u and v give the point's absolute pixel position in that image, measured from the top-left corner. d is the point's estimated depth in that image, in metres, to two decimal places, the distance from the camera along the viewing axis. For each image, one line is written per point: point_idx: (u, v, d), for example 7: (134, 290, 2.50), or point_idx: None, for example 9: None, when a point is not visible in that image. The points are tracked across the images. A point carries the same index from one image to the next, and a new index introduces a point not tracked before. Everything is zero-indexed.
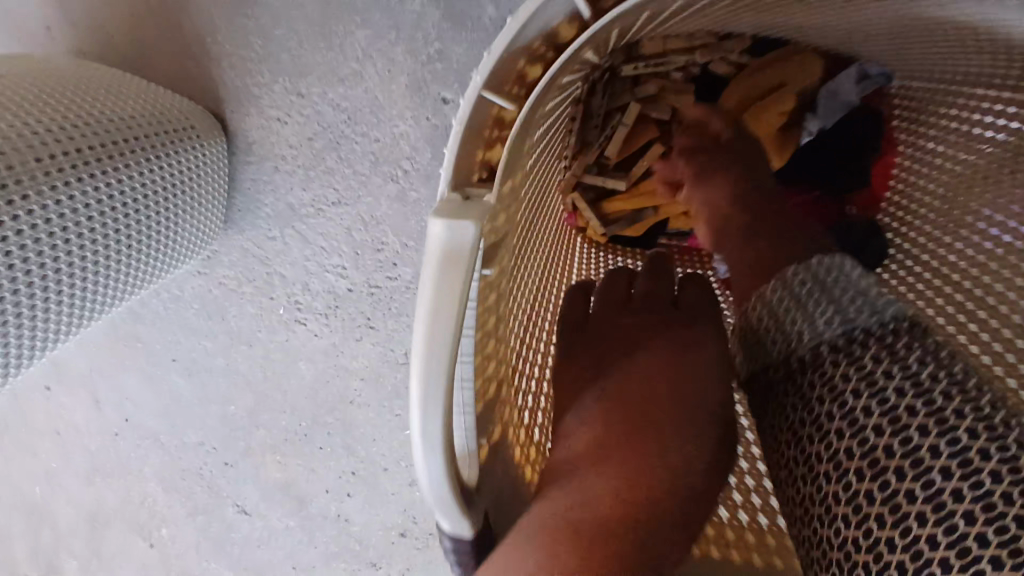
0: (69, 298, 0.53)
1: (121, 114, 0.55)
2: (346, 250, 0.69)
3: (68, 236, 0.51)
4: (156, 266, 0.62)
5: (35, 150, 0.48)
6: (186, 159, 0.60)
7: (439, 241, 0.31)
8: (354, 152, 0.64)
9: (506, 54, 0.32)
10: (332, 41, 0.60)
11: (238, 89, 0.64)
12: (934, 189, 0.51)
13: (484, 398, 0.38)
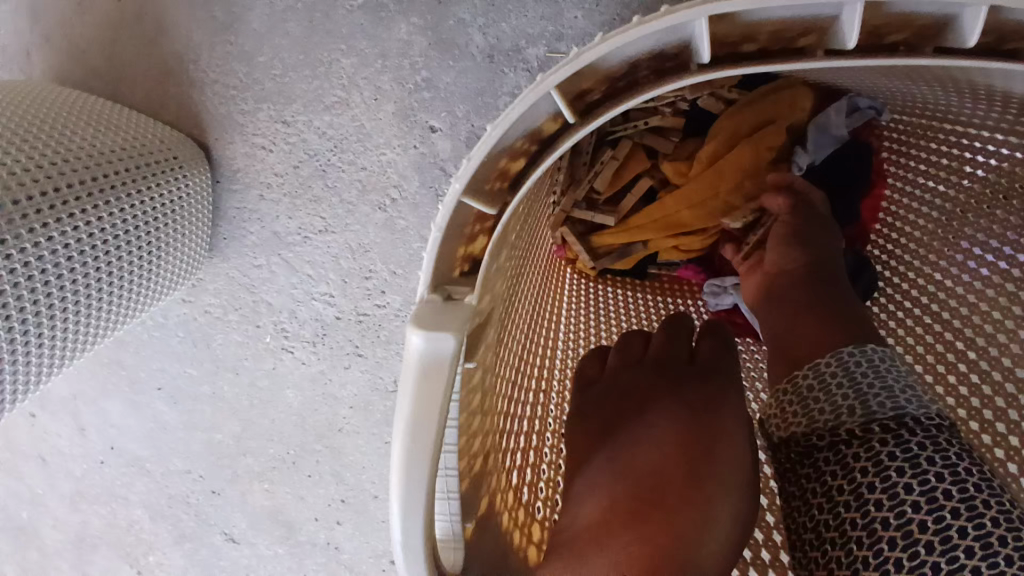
0: (50, 340, 0.51)
1: (101, 148, 0.54)
2: (333, 278, 0.68)
3: (49, 278, 0.48)
4: (139, 299, 0.61)
5: (13, 191, 0.46)
6: (171, 190, 0.59)
7: (417, 353, 0.29)
8: (341, 180, 0.63)
9: (487, 156, 0.30)
10: (318, 69, 0.59)
11: (222, 116, 0.62)
12: (924, 224, 0.50)
13: (468, 457, 0.37)
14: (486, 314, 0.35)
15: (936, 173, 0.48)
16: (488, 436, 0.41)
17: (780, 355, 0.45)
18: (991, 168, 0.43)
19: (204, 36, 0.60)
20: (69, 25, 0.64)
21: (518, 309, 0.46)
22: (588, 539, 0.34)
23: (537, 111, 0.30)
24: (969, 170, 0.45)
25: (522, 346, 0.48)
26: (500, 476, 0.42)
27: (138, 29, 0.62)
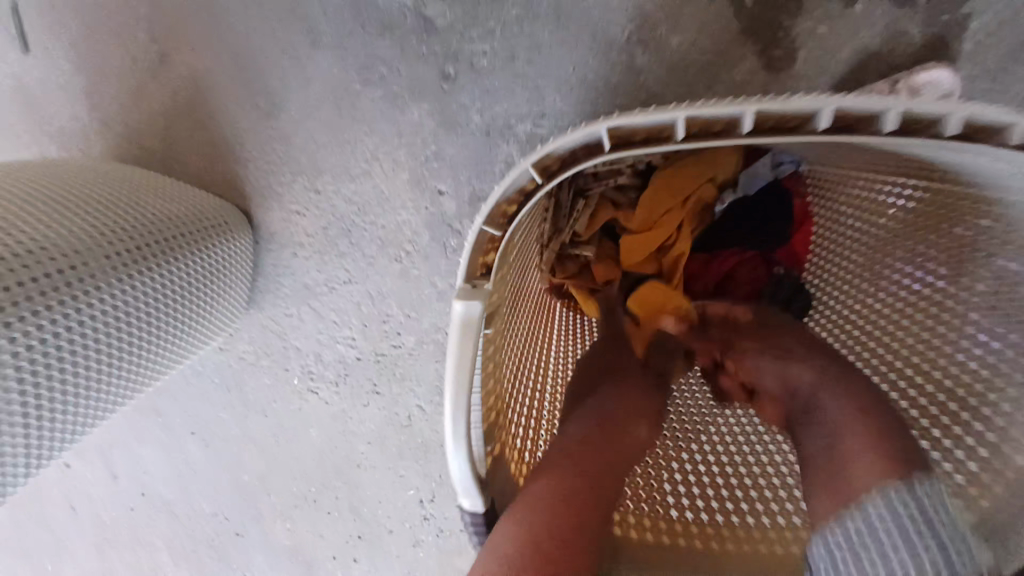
0: (112, 376, 0.60)
1: (170, 215, 0.65)
2: (354, 323, 0.77)
3: (121, 322, 0.58)
4: (186, 346, 0.70)
5: (101, 248, 0.56)
6: (226, 243, 0.71)
7: (459, 315, 0.42)
8: (364, 237, 0.73)
9: (500, 197, 0.42)
10: (345, 147, 0.70)
11: (263, 188, 0.74)
12: (849, 255, 0.61)
13: (488, 413, 0.49)
14: (496, 308, 0.47)
15: (857, 213, 0.58)
16: (502, 402, 0.52)
17: (827, 479, 0.48)
18: (903, 209, 0.53)
19: (249, 123, 0.72)
20: (133, 116, 0.76)
21: (514, 329, 0.55)
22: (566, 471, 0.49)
23: (521, 176, 0.42)
24: (883, 213, 0.56)
25: (520, 358, 0.57)
26: (509, 435, 0.53)
27: (193, 117, 0.74)
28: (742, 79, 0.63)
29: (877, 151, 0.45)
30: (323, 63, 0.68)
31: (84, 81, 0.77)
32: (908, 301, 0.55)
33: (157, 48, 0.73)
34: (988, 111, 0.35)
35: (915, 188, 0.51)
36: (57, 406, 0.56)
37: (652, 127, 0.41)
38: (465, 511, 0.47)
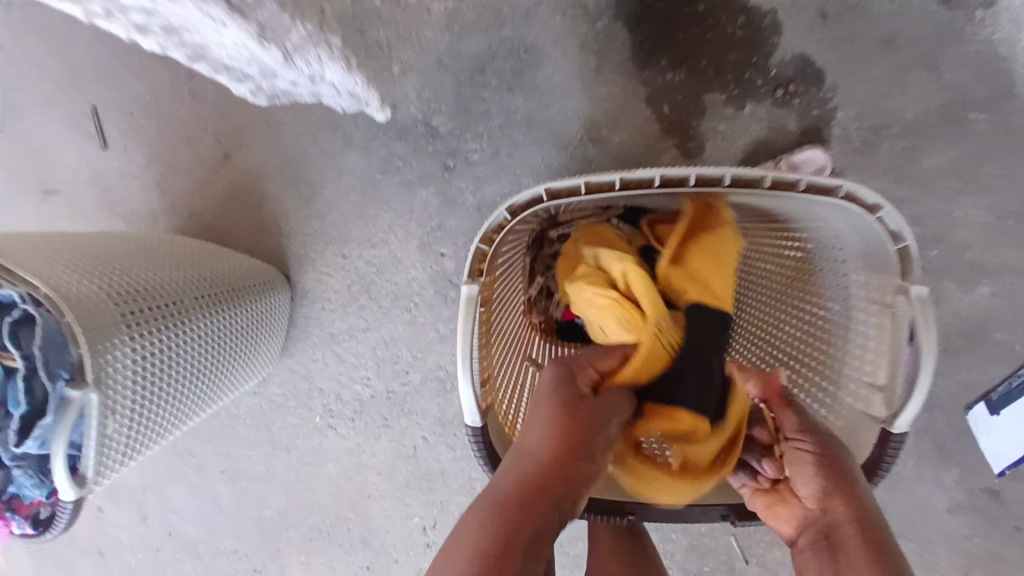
0: (176, 401, 0.64)
1: (218, 271, 0.75)
2: (371, 364, 0.93)
3: (198, 347, 0.65)
4: (223, 387, 0.76)
5: (186, 281, 0.66)
6: (252, 306, 0.79)
7: (466, 290, 0.61)
8: (380, 292, 0.91)
9: (491, 226, 0.61)
10: (368, 222, 0.90)
11: (301, 255, 0.91)
12: (760, 292, 0.72)
13: (484, 375, 0.65)
14: (487, 300, 0.65)
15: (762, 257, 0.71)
16: (494, 378, 0.67)
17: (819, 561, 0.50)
18: (796, 250, 0.68)
19: (292, 205, 0.91)
20: (198, 201, 0.93)
21: (503, 334, 0.70)
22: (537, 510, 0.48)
23: (495, 218, 0.60)
24: (781, 253, 0.70)
25: (509, 360, 0.71)
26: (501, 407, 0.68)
27: (245, 199, 0.92)
28: (668, 164, 0.85)
29: (737, 204, 0.64)
30: (354, 160, 0.89)
31: (156, 174, 0.94)
32: (807, 323, 0.69)
33: (222, 148, 0.91)
34: (747, 172, 0.55)
35: (801, 234, 0.66)
36: (137, 422, 0.57)
37: (570, 189, 0.59)
38: (471, 429, 0.64)
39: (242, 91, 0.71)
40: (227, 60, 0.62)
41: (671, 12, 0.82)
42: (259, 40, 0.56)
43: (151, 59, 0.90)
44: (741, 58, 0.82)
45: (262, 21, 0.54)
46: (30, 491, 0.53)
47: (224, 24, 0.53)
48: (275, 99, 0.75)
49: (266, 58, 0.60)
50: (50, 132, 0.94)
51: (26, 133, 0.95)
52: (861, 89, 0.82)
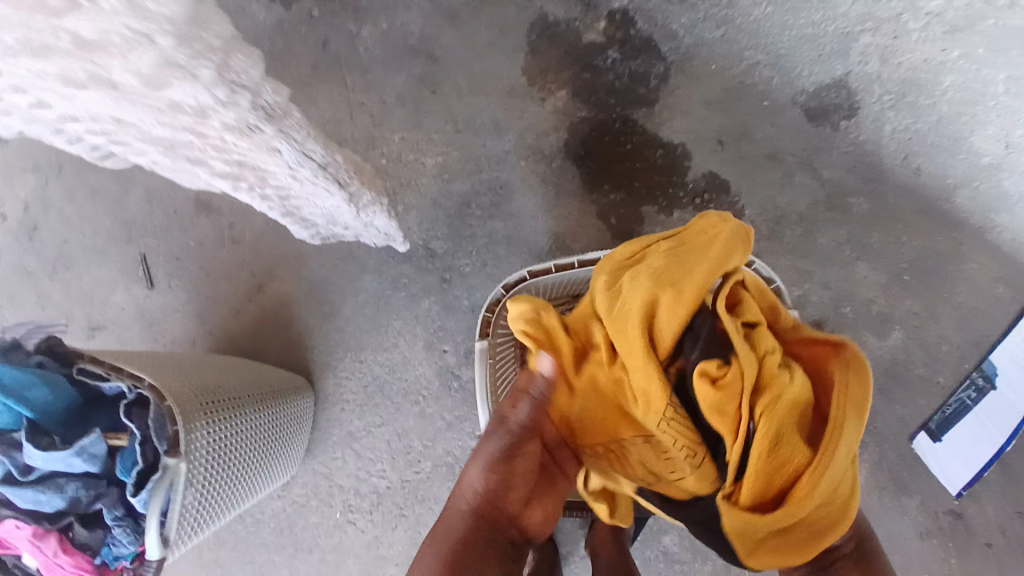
0: (227, 490, 0.72)
1: (261, 381, 0.88)
2: (386, 457, 1.03)
3: (241, 442, 0.75)
4: (259, 486, 0.84)
5: (238, 389, 0.79)
6: (287, 406, 0.90)
7: (481, 346, 0.83)
8: (392, 389, 1.05)
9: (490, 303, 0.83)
10: (381, 330, 1.06)
11: (323, 363, 1.06)
12: None
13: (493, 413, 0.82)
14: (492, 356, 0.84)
15: None
16: None
17: None
18: None
19: (316, 322, 1.07)
20: (232, 324, 1.09)
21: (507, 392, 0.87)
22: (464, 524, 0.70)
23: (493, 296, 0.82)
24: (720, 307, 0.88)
25: None
26: None
27: (273, 321, 1.08)
28: None
29: None
30: (368, 281, 1.07)
31: (195, 305, 1.09)
32: None
33: (257, 280, 1.09)
34: None
35: None
36: (203, 499, 0.65)
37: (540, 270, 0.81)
38: None
39: (303, 234, 0.93)
40: (310, 215, 0.84)
41: (608, 150, 1.09)
42: (350, 202, 0.82)
43: (197, 215, 1.09)
44: (664, 178, 1.08)
45: (352, 192, 0.82)
46: (119, 553, 0.61)
47: (335, 195, 0.78)
48: (322, 238, 1.01)
49: (346, 213, 0.86)
50: (102, 279, 1.11)
51: (80, 280, 1.11)
52: (759, 193, 1.07)
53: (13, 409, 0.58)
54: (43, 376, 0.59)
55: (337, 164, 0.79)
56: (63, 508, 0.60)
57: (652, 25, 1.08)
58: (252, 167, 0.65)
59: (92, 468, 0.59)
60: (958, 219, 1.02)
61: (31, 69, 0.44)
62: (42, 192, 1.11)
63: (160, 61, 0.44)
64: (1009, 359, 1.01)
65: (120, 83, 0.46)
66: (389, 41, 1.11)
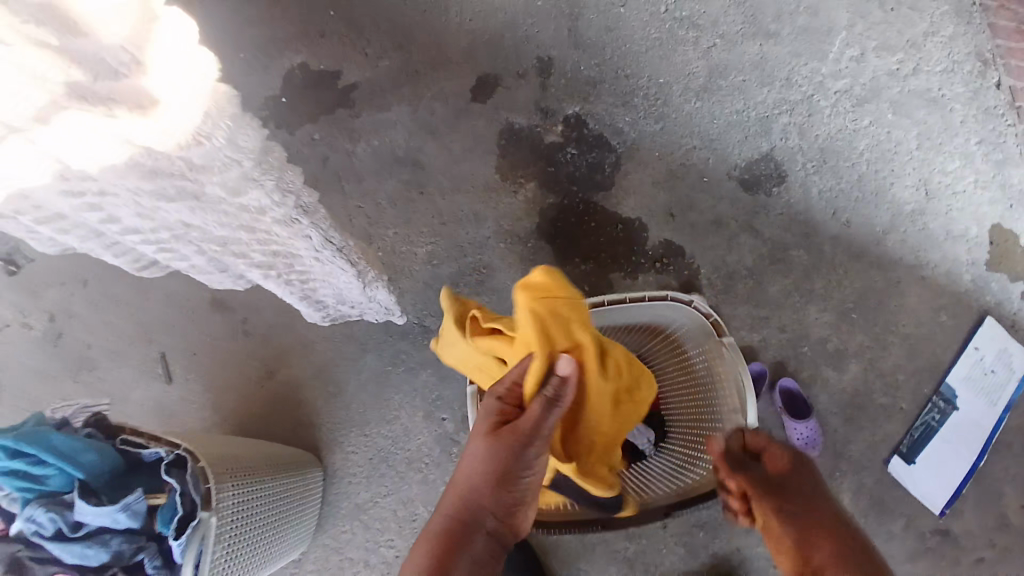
0: (248, 553, 0.80)
1: (282, 454, 0.98)
2: (393, 526, 1.10)
3: (264, 508, 0.84)
4: (277, 554, 0.91)
5: (261, 460, 0.89)
6: (303, 478, 0.99)
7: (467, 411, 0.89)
8: (396, 458, 1.13)
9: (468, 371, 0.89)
10: (383, 403, 1.15)
11: (330, 440, 1.14)
12: (680, 375, 0.98)
13: None
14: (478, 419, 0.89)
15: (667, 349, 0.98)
16: None
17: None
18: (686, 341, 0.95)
19: (322, 401, 1.16)
20: (245, 410, 1.17)
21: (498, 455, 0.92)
22: (468, 537, 0.69)
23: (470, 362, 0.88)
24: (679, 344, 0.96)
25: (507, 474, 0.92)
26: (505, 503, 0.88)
27: (283, 405, 1.17)
28: None
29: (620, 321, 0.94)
30: (369, 359, 1.18)
31: (209, 396, 1.18)
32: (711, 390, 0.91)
33: (267, 368, 1.19)
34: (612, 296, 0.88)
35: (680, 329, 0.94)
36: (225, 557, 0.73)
37: None
38: None
39: (315, 318, 1.09)
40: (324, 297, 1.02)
41: (575, 229, 1.26)
42: (360, 280, 1.02)
43: (213, 313, 1.21)
44: (626, 248, 1.24)
45: (360, 271, 1.02)
46: None
47: (346, 271, 0.97)
48: (331, 320, 1.14)
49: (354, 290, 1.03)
50: (122, 379, 1.20)
51: (102, 382, 1.20)
52: (710, 254, 1.22)
53: (65, 472, 0.69)
54: (94, 443, 0.71)
55: (349, 247, 0.98)
56: (107, 562, 0.68)
57: (602, 126, 1.30)
58: (284, 255, 0.85)
59: (134, 523, 0.69)
60: (880, 262, 1.20)
61: (133, 188, 0.59)
62: (64, 302, 1.21)
63: (241, 176, 0.67)
64: (962, 381, 1.14)
65: (204, 193, 0.65)
66: (381, 155, 1.31)
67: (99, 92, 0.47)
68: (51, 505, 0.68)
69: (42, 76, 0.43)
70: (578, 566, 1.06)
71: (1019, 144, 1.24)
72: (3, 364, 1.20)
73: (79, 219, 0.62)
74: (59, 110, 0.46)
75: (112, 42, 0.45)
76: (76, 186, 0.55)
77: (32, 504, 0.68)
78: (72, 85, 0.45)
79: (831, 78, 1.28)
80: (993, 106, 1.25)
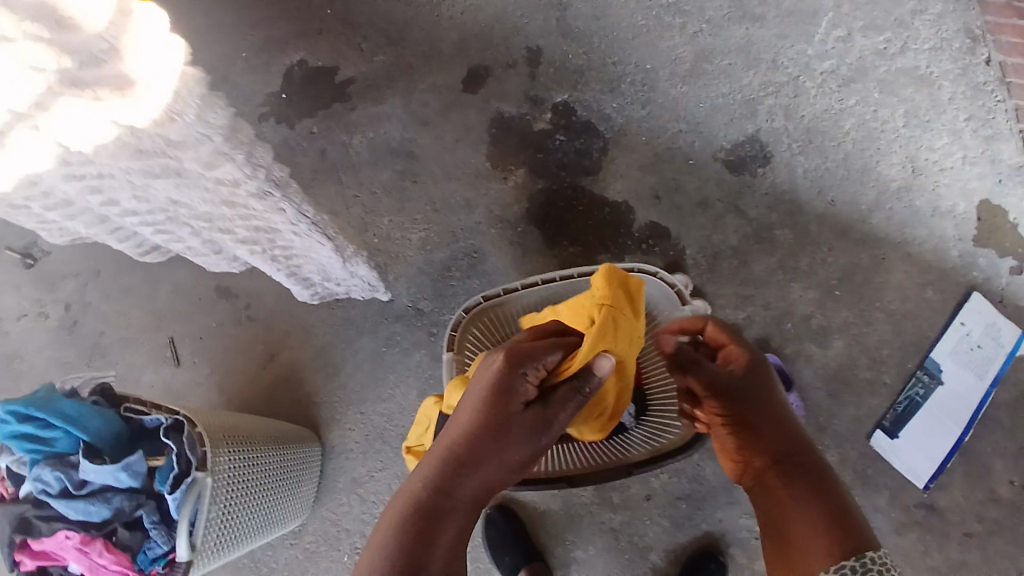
0: (248, 514, 0.86)
1: (283, 428, 1.04)
2: (388, 499, 1.15)
3: (264, 474, 0.90)
4: (277, 518, 0.98)
5: (261, 430, 0.95)
6: (302, 450, 1.05)
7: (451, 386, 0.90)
8: (391, 435, 1.18)
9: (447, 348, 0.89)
10: (378, 384, 1.20)
11: (328, 418, 1.20)
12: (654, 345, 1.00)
13: None
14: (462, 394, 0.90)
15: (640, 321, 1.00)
16: None
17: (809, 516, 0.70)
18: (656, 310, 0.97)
19: (321, 383, 1.22)
20: (248, 392, 1.23)
21: None
22: (448, 516, 0.68)
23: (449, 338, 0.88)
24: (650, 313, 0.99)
25: None
26: None
27: (284, 387, 1.23)
28: None
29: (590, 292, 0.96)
30: (365, 341, 1.23)
31: (214, 379, 1.24)
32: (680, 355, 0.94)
33: (269, 352, 1.24)
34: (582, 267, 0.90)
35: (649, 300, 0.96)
36: (222, 515, 0.80)
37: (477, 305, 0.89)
38: None
39: (302, 295, 1.18)
40: (308, 273, 1.10)
41: (563, 213, 1.29)
42: (340, 258, 1.09)
43: (216, 300, 1.26)
44: (613, 231, 1.27)
45: (339, 250, 1.09)
46: (154, 556, 0.75)
47: (324, 246, 1.04)
48: (320, 297, 1.22)
49: (334, 265, 1.12)
50: (132, 364, 1.26)
51: (113, 367, 1.26)
52: (695, 235, 1.24)
53: (71, 434, 0.75)
54: (96, 410, 0.76)
55: (324, 223, 1.03)
56: (108, 517, 0.75)
57: (589, 112, 1.33)
58: (264, 229, 0.91)
59: (135, 482, 0.75)
60: (866, 240, 1.21)
61: (123, 166, 0.64)
62: (78, 292, 1.28)
63: (214, 151, 0.70)
64: (948, 355, 1.15)
65: (184, 169, 0.69)
66: (376, 146, 1.35)
67: (86, 77, 0.51)
68: (58, 464, 0.74)
69: (38, 67, 0.48)
70: (566, 537, 1.09)
71: (1009, 119, 1.24)
72: (23, 351, 1.27)
73: (77, 200, 0.68)
74: (56, 97, 0.51)
75: (94, 31, 0.50)
76: (78, 170, 0.61)
77: (40, 464, 0.74)
78: (63, 73, 0.50)
79: (817, 59, 1.29)
80: (983, 82, 1.25)
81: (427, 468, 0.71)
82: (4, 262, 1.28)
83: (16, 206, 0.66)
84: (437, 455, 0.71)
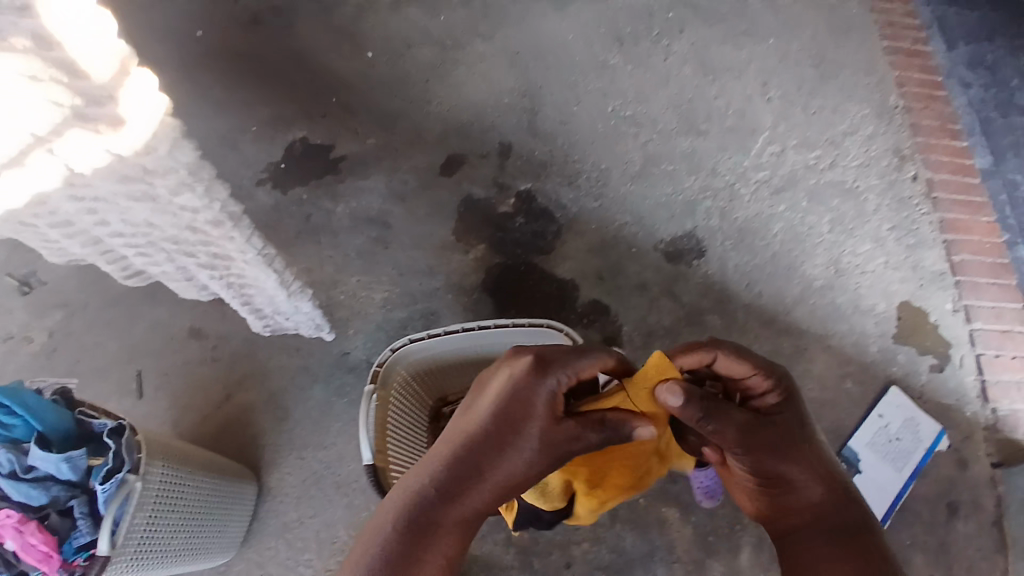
0: (171, 534, 0.91)
1: (224, 460, 1.09)
2: (313, 548, 1.18)
3: (195, 497, 0.96)
4: (201, 547, 1.01)
5: (200, 454, 1.01)
6: (237, 484, 1.10)
7: None
8: (326, 482, 1.22)
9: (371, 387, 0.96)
10: (321, 431, 1.27)
11: (270, 461, 1.25)
12: None
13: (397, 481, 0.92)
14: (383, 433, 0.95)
15: None
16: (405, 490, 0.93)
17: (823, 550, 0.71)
18: None
19: (270, 426, 1.28)
20: (199, 429, 1.30)
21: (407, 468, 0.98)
22: (440, 528, 0.69)
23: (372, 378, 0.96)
24: None
25: None
26: None
27: (234, 427, 1.29)
28: None
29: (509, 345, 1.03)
30: (317, 389, 1.30)
31: (170, 413, 1.31)
32: None
33: (226, 392, 1.32)
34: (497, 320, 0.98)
35: None
36: (144, 525, 0.84)
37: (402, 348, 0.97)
38: None
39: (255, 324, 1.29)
40: (260, 304, 1.20)
41: (514, 286, 1.41)
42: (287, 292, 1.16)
43: (187, 339, 1.36)
44: (557, 306, 1.38)
45: (291, 289, 1.17)
46: (78, 546, 0.80)
47: (270, 276, 1.09)
48: (269, 327, 1.31)
49: (281, 299, 1.18)
50: (96, 393, 1.34)
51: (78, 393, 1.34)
52: (632, 314, 1.35)
53: (28, 423, 0.82)
54: (53, 406, 0.84)
55: (274, 256, 1.08)
56: (45, 502, 0.81)
57: (548, 200, 1.48)
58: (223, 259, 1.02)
59: (74, 475, 0.81)
60: (791, 330, 1.30)
61: (111, 190, 0.77)
62: (63, 322, 1.39)
63: (179, 182, 0.80)
64: (866, 445, 1.21)
65: (156, 195, 0.81)
66: (356, 215, 1.51)
67: (88, 113, 0.66)
68: (12, 449, 0.81)
69: (58, 102, 0.63)
70: None
71: (933, 231, 1.38)
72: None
73: (73, 217, 0.81)
74: (68, 127, 0.66)
75: (98, 82, 0.65)
76: (80, 192, 0.75)
77: None
78: (74, 109, 0.65)
79: (752, 169, 1.46)
80: (908, 196, 1.41)
81: (429, 469, 0.71)
82: (4, 288, 1.41)
83: (26, 223, 0.80)
84: (441, 458, 0.72)
